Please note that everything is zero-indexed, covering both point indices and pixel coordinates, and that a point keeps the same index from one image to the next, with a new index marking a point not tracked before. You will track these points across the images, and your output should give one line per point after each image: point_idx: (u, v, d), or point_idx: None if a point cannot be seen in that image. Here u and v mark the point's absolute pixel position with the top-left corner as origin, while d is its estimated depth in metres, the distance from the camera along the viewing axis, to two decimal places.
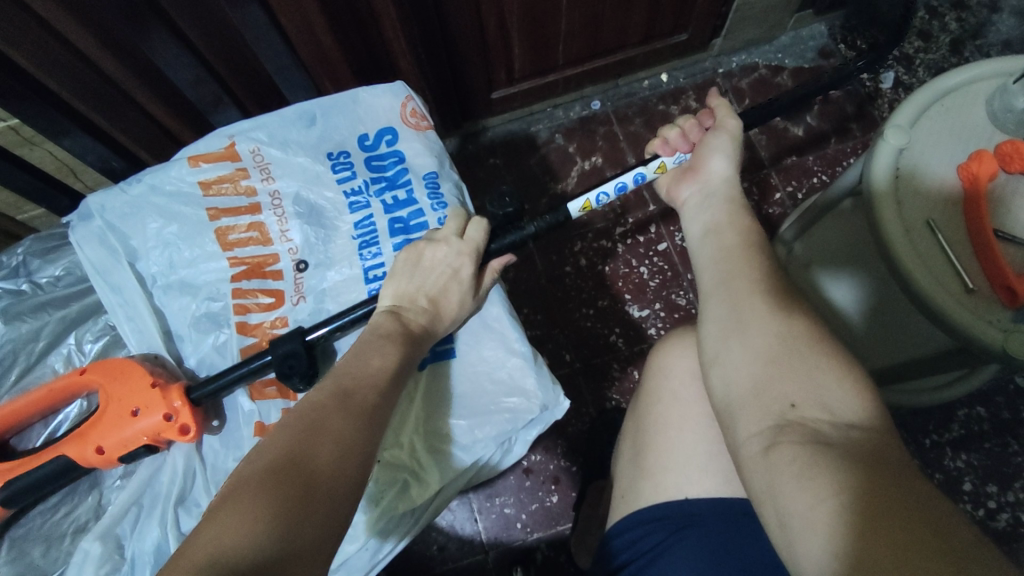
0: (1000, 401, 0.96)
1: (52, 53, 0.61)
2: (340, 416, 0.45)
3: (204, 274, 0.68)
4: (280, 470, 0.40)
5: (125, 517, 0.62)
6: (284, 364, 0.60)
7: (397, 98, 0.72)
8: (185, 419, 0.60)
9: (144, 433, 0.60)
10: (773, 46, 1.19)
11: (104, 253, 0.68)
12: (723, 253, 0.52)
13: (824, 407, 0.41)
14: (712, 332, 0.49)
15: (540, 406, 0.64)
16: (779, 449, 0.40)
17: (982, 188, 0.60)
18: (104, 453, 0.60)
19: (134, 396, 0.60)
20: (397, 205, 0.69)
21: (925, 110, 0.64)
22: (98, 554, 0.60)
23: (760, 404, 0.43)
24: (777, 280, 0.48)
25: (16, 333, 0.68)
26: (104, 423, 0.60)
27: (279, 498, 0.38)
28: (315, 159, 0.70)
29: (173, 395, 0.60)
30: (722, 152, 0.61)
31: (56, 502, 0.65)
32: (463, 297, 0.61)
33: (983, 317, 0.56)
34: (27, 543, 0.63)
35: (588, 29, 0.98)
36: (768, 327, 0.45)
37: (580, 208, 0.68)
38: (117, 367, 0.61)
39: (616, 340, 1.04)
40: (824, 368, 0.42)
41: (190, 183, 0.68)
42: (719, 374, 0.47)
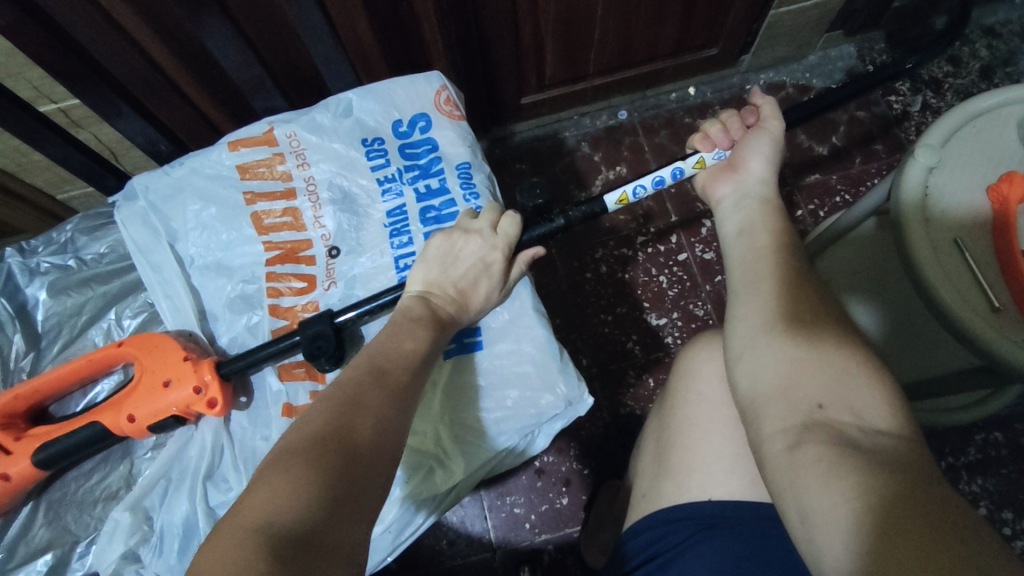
0: (1019, 428, 0.96)
1: (109, 36, 0.64)
2: (372, 393, 0.48)
3: (240, 256, 0.69)
4: (324, 441, 0.42)
5: (154, 490, 0.64)
6: (313, 345, 0.61)
7: (432, 86, 0.73)
8: (214, 393, 0.62)
9: (174, 404, 0.62)
10: (802, 65, 1.20)
11: (147, 233, 0.70)
12: (755, 253, 0.55)
13: (851, 411, 0.42)
14: (740, 332, 0.51)
15: (564, 401, 0.65)
16: (804, 447, 0.41)
17: (1011, 209, 0.60)
18: (135, 422, 0.62)
19: (167, 368, 0.62)
20: (430, 194, 0.71)
21: (956, 132, 0.65)
22: (128, 524, 0.61)
23: (787, 403, 0.44)
24: (802, 279, 0.51)
25: (61, 306, 0.71)
26: (138, 393, 0.62)
27: (327, 465, 0.40)
28: (349, 146, 0.72)
29: (204, 369, 0.62)
30: (763, 154, 0.63)
31: (89, 469, 0.67)
32: (490, 290, 0.63)
33: (1005, 334, 0.56)
34: (62, 507, 0.65)
35: (619, 39, 1.00)
36: (794, 333, 0.47)
37: (617, 200, 0.70)
38: (151, 342, 0.63)
39: (633, 347, 1.05)
40: (852, 373, 0.44)
41: (229, 166, 0.70)
42: (746, 373, 0.49)
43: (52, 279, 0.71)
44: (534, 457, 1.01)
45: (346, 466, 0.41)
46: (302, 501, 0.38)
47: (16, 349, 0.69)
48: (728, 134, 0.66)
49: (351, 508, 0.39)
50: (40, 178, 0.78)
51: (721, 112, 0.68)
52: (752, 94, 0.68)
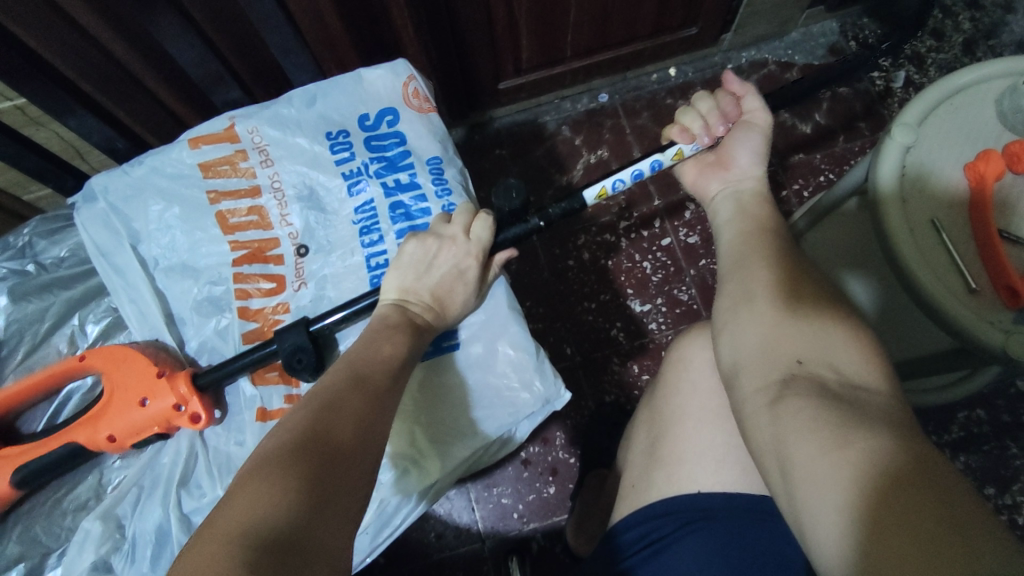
0: (1001, 404, 0.96)
1: (60, 31, 0.61)
2: (356, 397, 0.46)
3: (206, 257, 0.68)
4: (304, 443, 0.41)
5: (126, 498, 0.63)
6: (292, 357, 0.60)
7: (398, 79, 0.71)
8: (196, 407, 0.61)
9: (154, 421, 0.61)
10: (784, 42, 1.18)
11: (108, 235, 0.68)
12: (741, 236, 0.55)
13: (831, 365, 0.42)
14: (723, 301, 0.51)
15: (541, 398, 0.65)
16: (785, 401, 0.41)
17: (988, 188, 0.59)
18: (115, 440, 0.61)
19: (141, 385, 0.60)
20: (399, 188, 0.69)
21: (934, 109, 0.63)
22: (99, 533, 0.61)
23: (768, 364, 0.44)
24: (789, 253, 0.52)
25: (21, 313, 0.68)
26: (113, 410, 0.61)
27: (307, 466, 0.39)
28: (314, 140, 0.70)
29: (181, 382, 0.61)
30: (748, 146, 0.62)
31: (56, 480, 0.66)
32: (468, 298, 0.62)
33: (984, 317, 0.56)
34: (32, 521, 0.64)
35: (595, 22, 0.98)
36: (774, 297, 0.48)
37: (595, 195, 0.69)
38: (116, 354, 0.62)
39: (617, 333, 1.04)
40: (832, 332, 0.44)
41: (190, 165, 0.68)
42: (728, 341, 0.49)
43: (9, 285, 0.69)
44: (520, 448, 1.00)
45: (328, 465, 0.40)
46: (284, 506, 0.36)
47: None
48: (708, 128, 0.64)
49: (334, 506, 0.38)
50: (1, 180, 0.76)
51: (697, 102, 0.65)
52: (728, 82, 0.66)
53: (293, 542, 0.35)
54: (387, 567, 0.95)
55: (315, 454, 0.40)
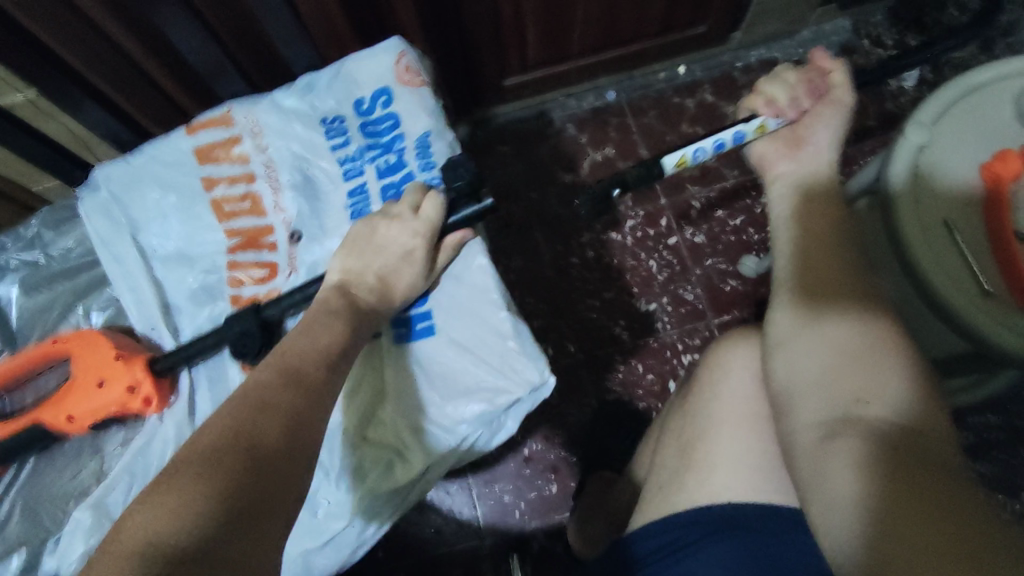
0: (1013, 409, 0.94)
1: (63, 19, 0.61)
2: (288, 390, 0.45)
3: (203, 246, 0.68)
4: (219, 448, 0.40)
5: (117, 487, 0.63)
6: (239, 343, 0.61)
7: (391, 55, 0.68)
8: (148, 390, 0.62)
9: (110, 404, 0.61)
10: (794, 41, 1.17)
11: (107, 224, 0.68)
12: (805, 244, 0.57)
13: (888, 406, 0.44)
14: (785, 321, 0.54)
15: (520, 382, 0.61)
16: (837, 440, 0.44)
17: (1004, 189, 0.58)
18: (74, 421, 0.61)
19: (99, 367, 0.61)
20: (390, 171, 0.68)
21: (948, 107, 0.61)
22: (89, 523, 0.61)
23: (825, 396, 0.48)
24: (853, 281, 0.54)
25: (32, 302, 0.70)
26: (74, 393, 0.61)
27: (221, 474, 0.38)
28: (309, 126, 0.69)
29: (136, 365, 0.62)
30: (829, 125, 0.64)
31: (61, 466, 0.67)
32: (416, 279, 0.61)
33: (996, 318, 0.55)
34: (39, 508, 0.65)
35: (602, 20, 0.97)
36: (847, 329, 0.50)
37: (675, 163, 0.67)
38: (85, 339, 0.63)
39: (621, 332, 1.03)
40: (894, 372, 0.46)
41: (187, 153, 0.68)
42: (784, 363, 0.52)
43: (21, 273, 0.70)
44: (521, 445, 0.99)
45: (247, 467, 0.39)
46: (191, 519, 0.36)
47: None
48: (794, 103, 0.64)
49: (253, 512, 0.38)
50: (8, 170, 0.76)
51: (783, 74, 0.65)
52: (818, 58, 0.65)
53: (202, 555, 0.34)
54: (387, 563, 0.95)
55: (236, 459, 0.39)
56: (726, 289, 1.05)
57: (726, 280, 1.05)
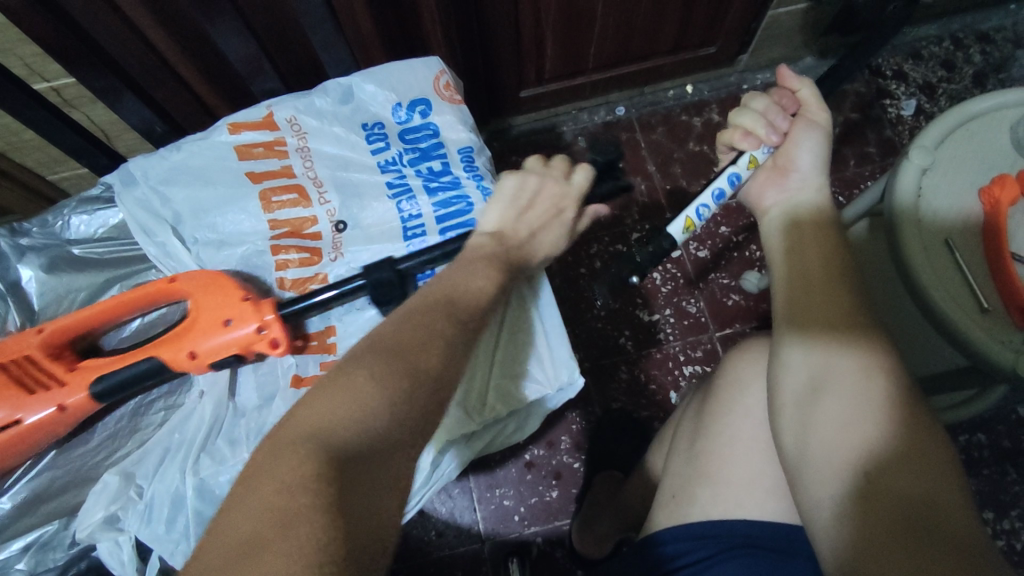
0: (1001, 430, 0.98)
1: (105, 16, 0.63)
2: (444, 322, 0.47)
3: (245, 236, 0.66)
4: (390, 358, 0.42)
5: (149, 459, 0.59)
6: (378, 289, 0.60)
7: (431, 71, 0.70)
8: (276, 333, 0.57)
9: (234, 344, 0.58)
10: (798, 67, 1.22)
11: (148, 216, 0.66)
12: (805, 282, 0.54)
13: (895, 483, 0.43)
14: (790, 373, 0.52)
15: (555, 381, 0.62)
16: (846, 519, 0.44)
17: (1002, 213, 0.61)
18: (196, 358, 0.58)
19: (226, 307, 0.58)
20: (434, 176, 0.67)
21: (951, 133, 0.64)
22: (115, 489, 0.57)
23: (832, 465, 0.46)
24: (860, 326, 0.51)
25: (57, 282, 0.66)
26: (199, 330, 0.58)
27: (392, 383, 0.41)
28: (350, 130, 0.68)
29: (265, 309, 0.58)
30: (810, 147, 0.61)
31: (98, 444, 0.65)
32: (559, 237, 0.62)
33: (996, 337, 0.57)
34: (64, 483, 0.63)
35: (618, 37, 1.01)
36: (852, 386, 0.48)
37: (682, 229, 0.65)
38: (209, 280, 0.60)
39: (625, 342, 1.06)
40: (899, 441, 0.45)
41: (227, 149, 0.66)
42: (790, 422, 0.50)
43: (47, 254, 0.66)
44: (525, 450, 1.01)
45: (409, 386, 0.41)
46: (360, 416, 0.39)
47: (12, 325, 0.64)
48: (773, 127, 0.60)
49: (406, 427, 0.41)
50: (32, 159, 0.77)
51: (752, 102, 0.61)
52: (781, 78, 0.63)
53: (359, 463, 0.37)
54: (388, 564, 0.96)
55: (401, 375, 0.42)
56: (728, 303, 1.08)
57: (729, 295, 1.08)
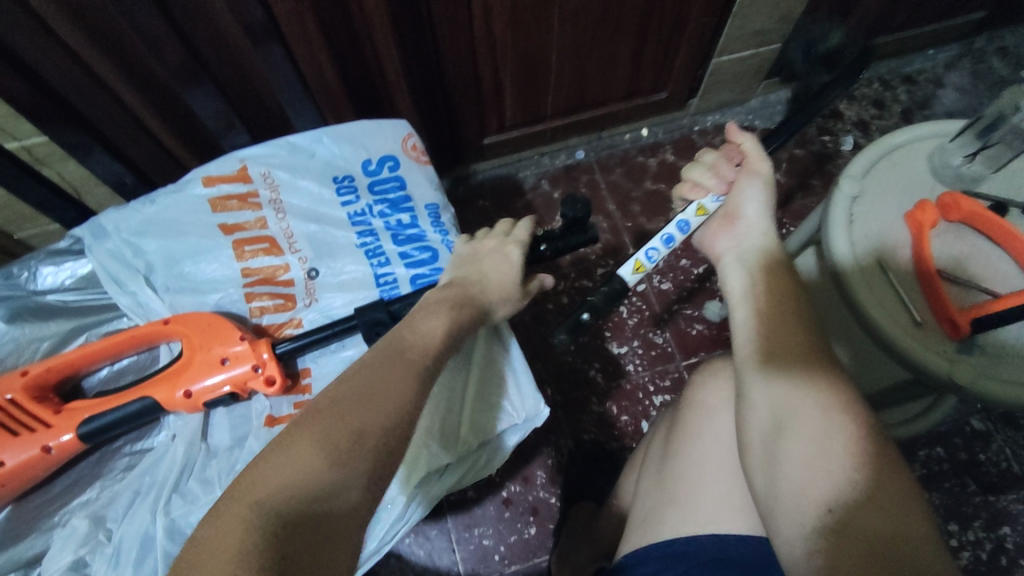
0: (958, 442, 1.04)
1: (75, 74, 0.65)
2: (395, 370, 0.47)
3: (216, 286, 0.66)
4: (338, 416, 0.42)
5: (119, 500, 0.57)
6: (373, 330, 0.61)
7: (399, 133, 0.73)
8: (272, 371, 0.59)
9: (230, 381, 0.59)
10: (744, 108, 1.30)
11: (122, 267, 0.66)
12: (760, 320, 0.55)
13: (859, 515, 0.43)
14: (755, 414, 0.53)
15: (521, 416, 0.61)
16: (818, 557, 0.44)
17: (926, 233, 0.65)
18: (191, 396, 0.59)
19: (222, 345, 0.59)
20: (402, 227, 0.69)
21: (874, 165, 0.70)
22: (84, 532, 0.55)
23: (799, 503, 0.46)
24: (814, 360, 0.52)
25: (18, 332, 0.65)
26: (195, 369, 0.59)
27: (335, 444, 0.41)
28: (320, 184, 0.69)
29: (261, 347, 0.60)
30: (755, 199, 0.62)
31: (59, 492, 0.59)
32: (510, 281, 0.59)
33: (934, 349, 0.61)
34: (17, 530, 0.57)
35: (573, 84, 1.07)
36: (811, 420, 0.48)
37: (632, 270, 0.67)
38: (202, 320, 0.61)
39: (595, 374, 1.08)
40: (860, 472, 0.45)
41: (201, 202, 0.67)
42: (760, 462, 0.51)
43: (7, 304, 0.65)
44: (501, 487, 1.02)
45: (386, 439, 0.43)
46: (303, 479, 0.39)
47: None
48: (721, 178, 0.63)
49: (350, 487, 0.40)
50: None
51: (701, 157, 0.65)
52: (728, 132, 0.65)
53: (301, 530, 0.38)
54: None
55: (382, 425, 0.43)
56: (692, 333, 1.11)
57: (693, 325, 1.12)
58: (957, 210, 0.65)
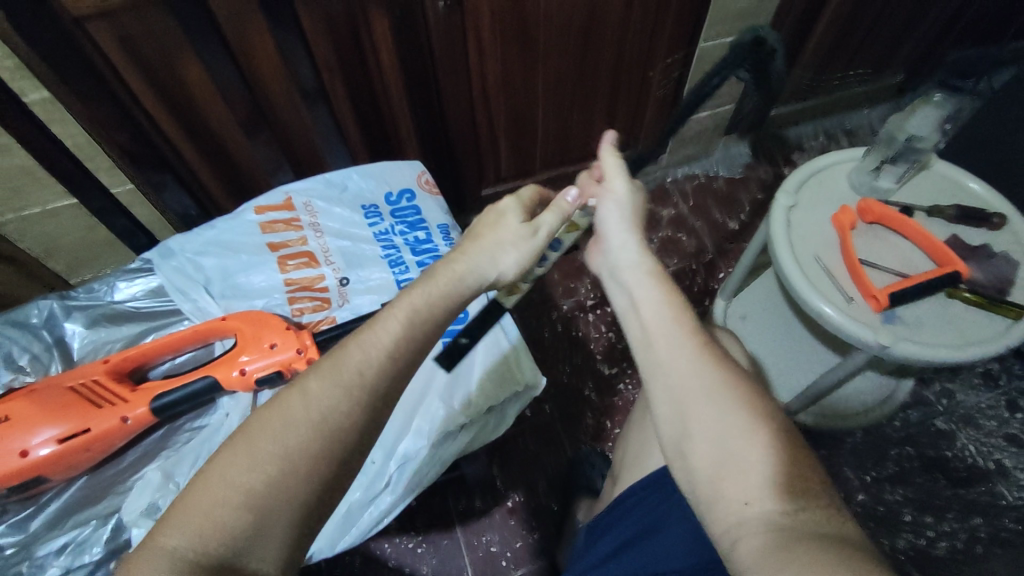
0: (925, 441, 1.14)
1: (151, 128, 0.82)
2: (317, 389, 0.44)
3: (263, 293, 0.79)
4: (265, 451, 0.41)
5: (184, 460, 0.67)
6: None
7: (415, 171, 0.89)
8: (313, 354, 0.72)
9: (278, 362, 0.71)
10: (709, 161, 1.50)
11: (184, 279, 0.79)
12: (656, 318, 0.55)
13: (773, 499, 0.45)
14: (664, 413, 0.52)
15: (521, 384, 0.71)
16: (744, 543, 0.44)
17: (847, 231, 0.79)
18: (246, 375, 0.71)
19: (272, 334, 0.72)
20: (419, 243, 0.83)
21: (805, 182, 0.85)
22: (157, 482, 0.64)
23: (721, 493, 0.47)
24: (714, 355, 0.52)
25: (96, 335, 0.78)
26: (248, 353, 0.71)
27: (256, 484, 0.40)
28: (351, 211, 0.84)
29: (304, 336, 0.73)
30: (612, 218, 0.65)
31: (129, 462, 0.70)
32: (514, 229, 0.60)
33: (864, 319, 0.73)
34: (96, 491, 0.68)
35: (557, 140, 1.25)
36: (716, 412, 0.48)
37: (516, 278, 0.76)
38: (254, 316, 0.74)
39: (589, 392, 1.20)
40: (769, 457, 0.46)
41: (253, 226, 0.81)
42: (678, 456, 0.50)
43: (89, 313, 0.78)
44: (507, 498, 1.10)
45: (310, 473, 0.42)
46: (220, 523, 0.39)
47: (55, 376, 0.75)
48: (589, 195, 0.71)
49: (268, 529, 0.40)
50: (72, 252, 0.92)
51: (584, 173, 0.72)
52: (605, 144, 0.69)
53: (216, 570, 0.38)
54: None
55: (313, 464, 0.42)
56: None
57: None
58: (871, 212, 0.80)
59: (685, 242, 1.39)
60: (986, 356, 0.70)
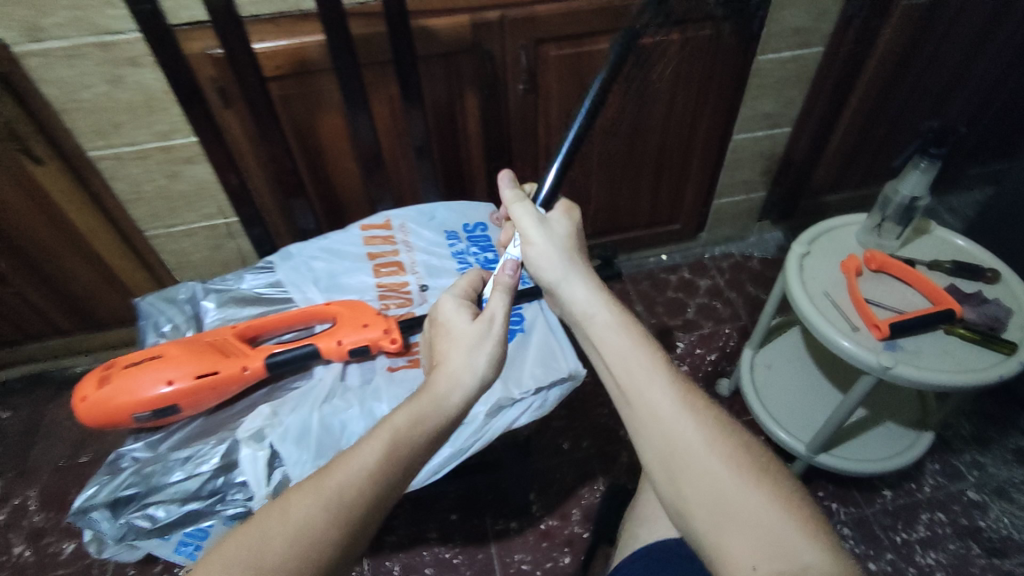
0: (957, 509, 1.15)
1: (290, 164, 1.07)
2: (310, 493, 0.53)
3: (360, 291, 0.98)
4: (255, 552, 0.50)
5: (286, 404, 0.82)
6: None
7: (488, 209, 1.07)
8: (396, 333, 0.87)
9: (368, 338, 0.87)
10: (745, 243, 1.66)
11: (298, 275, 0.98)
12: (641, 393, 0.62)
13: (774, 557, 0.50)
14: (665, 481, 0.58)
15: (565, 370, 0.83)
16: None
17: (854, 275, 0.92)
18: (341, 345, 0.86)
19: (365, 316, 0.88)
20: (488, 263, 1.00)
21: (818, 236, 1.00)
22: (266, 415, 0.80)
23: (729, 555, 0.52)
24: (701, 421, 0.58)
25: (223, 313, 0.96)
26: (345, 329, 0.87)
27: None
28: (435, 234, 1.03)
29: (391, 319, 0.89)
30: (545, 264, 0.73)
31: (242, 407, 0.85)
32: (464, 341, 0.69)
33: (871, 344, 0.84)
34: (216, 424, 0.83)
35: (607, 211, 1.45)
36: (711, 478, 0.55)
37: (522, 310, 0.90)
38: (352, 303, 0.91)
39: (624, 433, 1.28)
40: (762, 515, 0.52)
41: (356, 239, 1.01)
42: (685, 521, 0.56)
43: (221, 295, 0.97)
44: (541, 521, 1.17)
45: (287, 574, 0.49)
46: None
47: None
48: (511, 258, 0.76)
49: None
50: None
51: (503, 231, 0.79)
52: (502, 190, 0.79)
53: None
54: None
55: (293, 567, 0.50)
56: None
57: None
58: (875, 260, 0.93)
59: (720, 309, 1.52)
60: (977, 383, 0.79)
